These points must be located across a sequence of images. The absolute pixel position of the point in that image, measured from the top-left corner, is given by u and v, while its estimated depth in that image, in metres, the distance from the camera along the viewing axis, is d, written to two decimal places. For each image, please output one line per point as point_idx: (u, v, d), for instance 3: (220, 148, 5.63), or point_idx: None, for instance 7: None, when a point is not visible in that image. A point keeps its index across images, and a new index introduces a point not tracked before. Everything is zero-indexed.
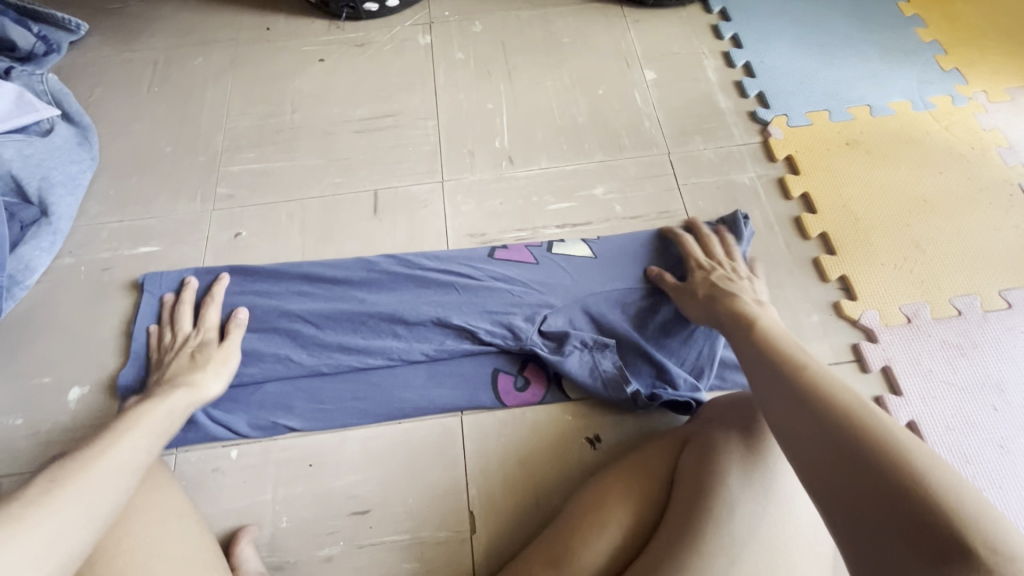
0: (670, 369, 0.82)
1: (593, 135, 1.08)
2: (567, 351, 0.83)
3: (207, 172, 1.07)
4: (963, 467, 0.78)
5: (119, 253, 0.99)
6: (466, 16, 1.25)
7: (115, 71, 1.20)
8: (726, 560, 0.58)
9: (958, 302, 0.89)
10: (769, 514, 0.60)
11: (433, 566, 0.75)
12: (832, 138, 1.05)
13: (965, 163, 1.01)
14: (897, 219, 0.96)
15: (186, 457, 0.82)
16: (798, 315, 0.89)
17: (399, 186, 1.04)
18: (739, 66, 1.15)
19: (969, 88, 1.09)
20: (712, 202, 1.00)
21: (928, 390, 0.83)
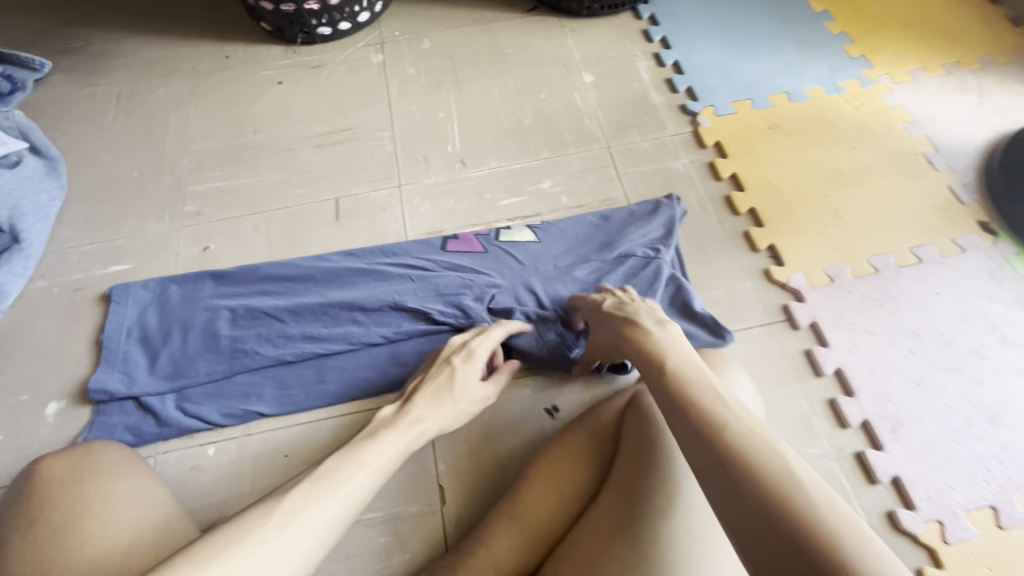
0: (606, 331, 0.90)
1: (538, 135, 1.16)
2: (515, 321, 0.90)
3: (173, 193, 1.13)
4: (887, 406, 0.85)
5: (91, 273, 1.03)
6: (415, 35, 1.34)
7: (80, 105, 1.25)
8: (664, 495, 0.64)
9: (875, 260, 0.98)
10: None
11: (407, 537, 0.80)
12: (754, 124, 1.14)
13: (876, 137, 1.11)
14: (817, 192, 1.05)
15: (165, 457, 0.86)
16: (733, 283, 0.97)
17: (359, 193, 1.11)
18: (668, 65, 1.25)
19: (875, 72, 1.21)
20: (650, 187, 1.09)
21: (852, 340, 0.91)
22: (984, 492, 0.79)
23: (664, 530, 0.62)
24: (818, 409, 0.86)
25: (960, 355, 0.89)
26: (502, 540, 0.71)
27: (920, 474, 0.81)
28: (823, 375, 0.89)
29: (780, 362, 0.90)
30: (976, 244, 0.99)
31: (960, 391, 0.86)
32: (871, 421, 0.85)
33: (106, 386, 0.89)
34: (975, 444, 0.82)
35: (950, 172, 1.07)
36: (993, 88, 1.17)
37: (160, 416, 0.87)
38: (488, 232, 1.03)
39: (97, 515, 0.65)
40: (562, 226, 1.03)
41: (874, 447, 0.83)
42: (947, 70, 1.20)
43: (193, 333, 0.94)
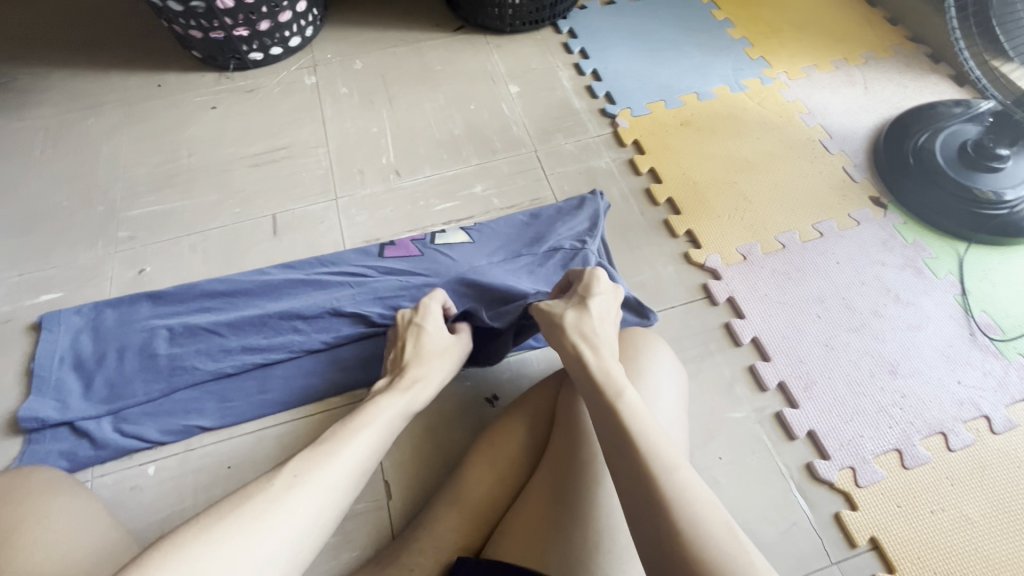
0: None
1: (469, 143, 1.22)
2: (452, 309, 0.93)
3: (106, 219, 1.12)
4: (800, 366, 0.92)
5: (20, 304, 1.02)
6: (346, 56, 1.39)
7: (5, 140, 1.24)
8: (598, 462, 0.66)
9: (782, 237, 1.06)
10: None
11: (353, 535, 0.81)
12: (668, 122, 1.23)
13: (777, 128, 1.22)
14: (728, 180, 1.14)
15: (104, 481, 0.85)
16: (656, 267, 1.04)
17: (296, 208, 1.13)
18: (588, 73, 1.33)
19: (773, 70, 1.32)
20: (576, 185, 1.15)
21: (765, 310, 0.98)
22: (889, 437, 0.86)
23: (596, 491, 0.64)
24: (739, 375, 0.93)
25: (861, 316, 0.97)
26: (445, 522, 0.72)
27: (833, 426, 0.87)
28: (741, 344, 0.95)
29: (702, 336, 0.96)
30: (868, 217, 1.09)
31: (863, 348, 0.94)
32: (786, 381, 0.91)
33: (37, 414, 0.88)
34: (879, 394, 0.89)
35: (843, 155, 1.18)
36: (876, 80, 1.30)
37: (96, 439, 0.86)
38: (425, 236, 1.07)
39: (29, 530, 0.66)
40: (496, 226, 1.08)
41: (790, 405, 0.89)
42: (836, 66, 1.33)
43: (129, 355, 0.93)
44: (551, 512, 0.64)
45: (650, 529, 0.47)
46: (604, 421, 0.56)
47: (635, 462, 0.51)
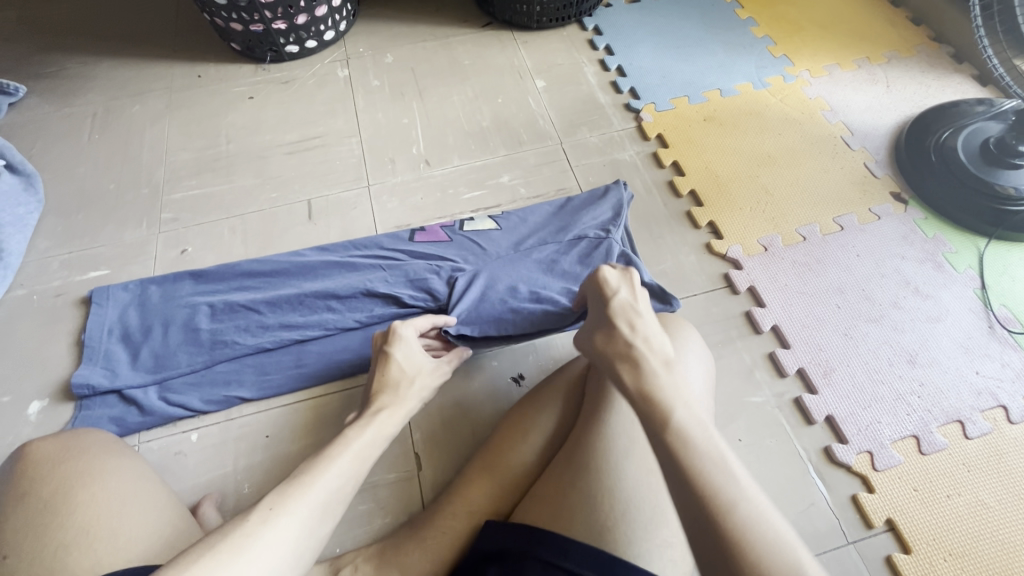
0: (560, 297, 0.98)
1: (496, 135, 1.26)
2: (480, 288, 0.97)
3: (150, 201, 1.18)
4: (819, 354, 0.94)
5: (71, 279, 1.07)
6: (378, 50, 1.43)
7: (56, 125, 1.30)
8: (628, 436, 0.68)
9: (803, 230, 1.08)
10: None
11: (386, 503, 0.84)
12: (692, 117, 1.26)
13: (799, 125, 1.24)
14: (750, 173, 1.16)
15: (150, 446, 0.90)
16: (678, 256, 1.07)
17: (330, 194, 1.17)
18: (613, 69, 1.36)
19: (796, 68, 1.34)
20: (600, 177, 1.18)
21: (786, 300, 1.00)
22: (907, 423, 0.88)
23: (622, 462, 0.66)
24: (759, 362, 0.95)
25: (880, 307, 0.99)
26: (477, 489, 0.76)
27: (851, 411, 0.89)
28: (761, 332, 0.98)
29: (723, 323, 0.99)
30: (889, 212, 1.10)
31: (882, 338, 0.96)
32: (806, 368, 0.93)
33: (88, 381, 0.93)
34: (897, 383, 0.91)
35: (865, 151, 1.19)
36: (899, 79, 1.32)
37: (143, 406, 0.91)
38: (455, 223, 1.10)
39: (87, 485, 0.67)
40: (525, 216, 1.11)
41: (810, 391, 0.92)
42: (858, 65, 1.35)
43: (174, 329, 0.98)
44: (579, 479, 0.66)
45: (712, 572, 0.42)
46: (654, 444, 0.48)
47: (691, 491, 0.45)
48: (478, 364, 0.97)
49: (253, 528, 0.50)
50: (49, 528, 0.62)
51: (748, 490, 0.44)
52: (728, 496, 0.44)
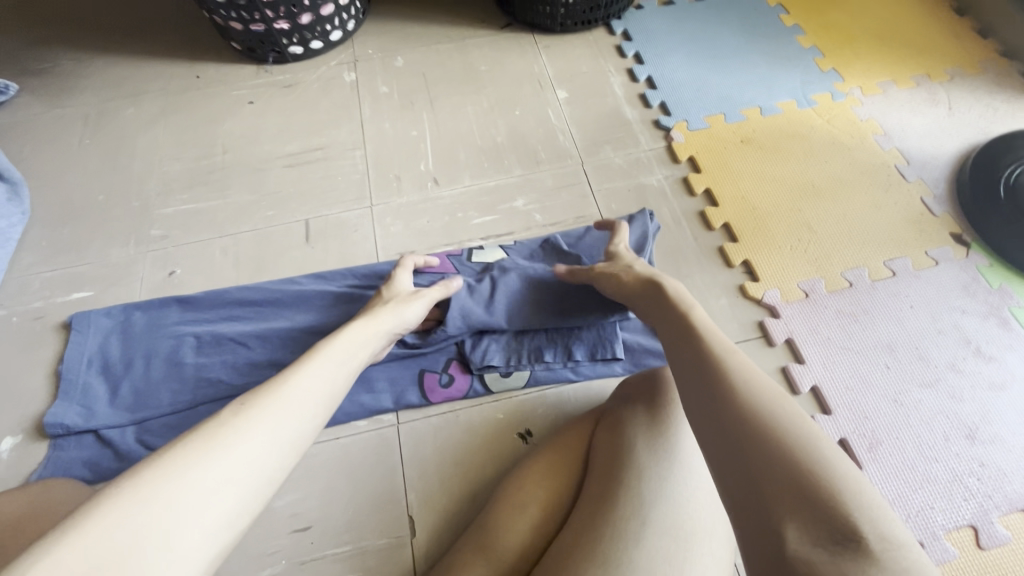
0: (574, 344, 0.90)
1: (512, 152, 1.15)
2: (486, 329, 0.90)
3: (140, 215, 1.10)
4: (864, 423, 0.84)
5: (53, 300, 1.01)
6: (388, 53, 1.33)
7: (47, 127, 1.23)
8: (638, 519, 0.58)
9: (849, 274, 0.97)
10: (674, 476, 0.61)
11: (375, 572, 0.77)
12: (728, 138, 1.14)
13: (848, 150, 1.12)
14: (791, 206, 1.05)
15: None
16: (708, 299, 0.96)
17: (330, 214, 1.09)
18: (642, 80, 1.25)
19: (846, 85, 1.21)
20: (624, 204, 1.08)
21: (827, 356, 0.90)
22: (963, 510, 0.77)
23: (634, 555, 0.56)
24: None
25: (935, 369, 0.88)
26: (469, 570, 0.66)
27: (899, 493, 0.79)
28: (799, 393, 0.87)
29: None
30: (948, 256, 0.98)
31: (937, 406, 0.85)
32: (848, 439, 0.83)
33: (63, 420, 0.86)
34: (953, 461, 0.81)
35: (922, 184, 1.07)
36: (963, 100, 1.18)
37: (119, 450, 0.85)
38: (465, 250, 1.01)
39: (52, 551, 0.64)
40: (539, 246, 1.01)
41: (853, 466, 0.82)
42: (917, 82, 1.21)
43: (156, 362, 0.91)
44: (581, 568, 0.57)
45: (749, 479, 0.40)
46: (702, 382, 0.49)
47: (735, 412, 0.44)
48: (482, 415, 0.88)
49: (226, 418, 0.43)
50: None
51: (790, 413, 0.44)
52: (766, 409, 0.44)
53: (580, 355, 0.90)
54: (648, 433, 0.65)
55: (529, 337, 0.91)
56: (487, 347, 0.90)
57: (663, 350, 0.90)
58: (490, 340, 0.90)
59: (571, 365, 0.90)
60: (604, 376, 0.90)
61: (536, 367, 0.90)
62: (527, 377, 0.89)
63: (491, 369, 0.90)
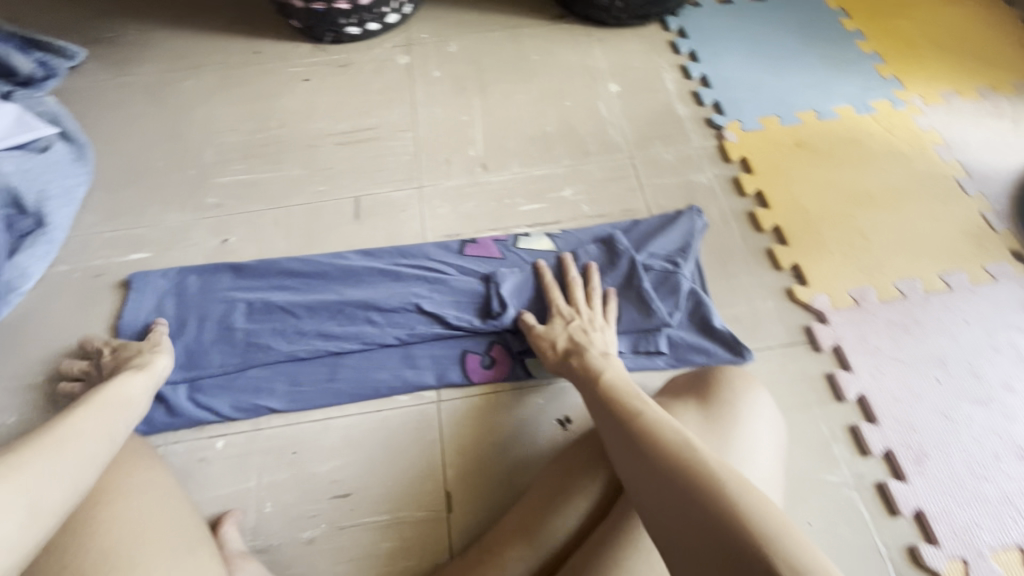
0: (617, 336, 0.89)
1: (561, 143, 1.15)
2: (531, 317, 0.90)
3: (197, 183, 1.14)
4: (911, 436, 0.83)
5: (112, 260, 1.05)
6: (442, 38, 1.34)
7: (111, 94, 1.27)
8: None
9: (901, 284, 0.95)
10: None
11: (411, 543, 0.79)
12: (781, 140, 1.13)
13: (906, 159, 1.09)
14: (844, 212, 1.03)
15: (174, 448, 0.86)
16: (754, 300, 0.96)
17: (379, 193, 1.10)
18: (695, 77, 1.24)
19: (907, 93, 1.18)
20: (672, 200, 1.07)
21: (875, 366, 0.88)
22: (1011, 531, 0.76)
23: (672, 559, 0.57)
24: (839, 435, 0.84)
25: (988, 387, 0.86)
26: (511, 553, 0.68)
27: (945, 508, 0.77)
28: (844, 401, 0.86)
29: (800, 384, 0.88)
30: (1008, 273, 0.96)
31: (988, 424, 0.83)
32: (894, 450, 0.82)
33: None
34: (1003, 481, 0.79)
35: (982, 198, 1.04)
36: None
37: (171, 406, 0.88)
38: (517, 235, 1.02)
39: (111, 502, 0.67)
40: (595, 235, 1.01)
41: (896, 477, 0.80)
42: (982, 94, 1.18)
43: (209, 324, 0.94)
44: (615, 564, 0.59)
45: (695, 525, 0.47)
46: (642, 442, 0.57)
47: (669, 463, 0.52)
48: (522, 399, 0.89)
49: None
50: (73, 551, 0.63)
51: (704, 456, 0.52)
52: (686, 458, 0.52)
53: (623, 347, 0.89)
54: (700, 429, 0.66)
55: None
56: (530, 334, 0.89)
57: (707, 347, 0.89)
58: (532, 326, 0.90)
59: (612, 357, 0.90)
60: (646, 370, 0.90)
61: None
62: None
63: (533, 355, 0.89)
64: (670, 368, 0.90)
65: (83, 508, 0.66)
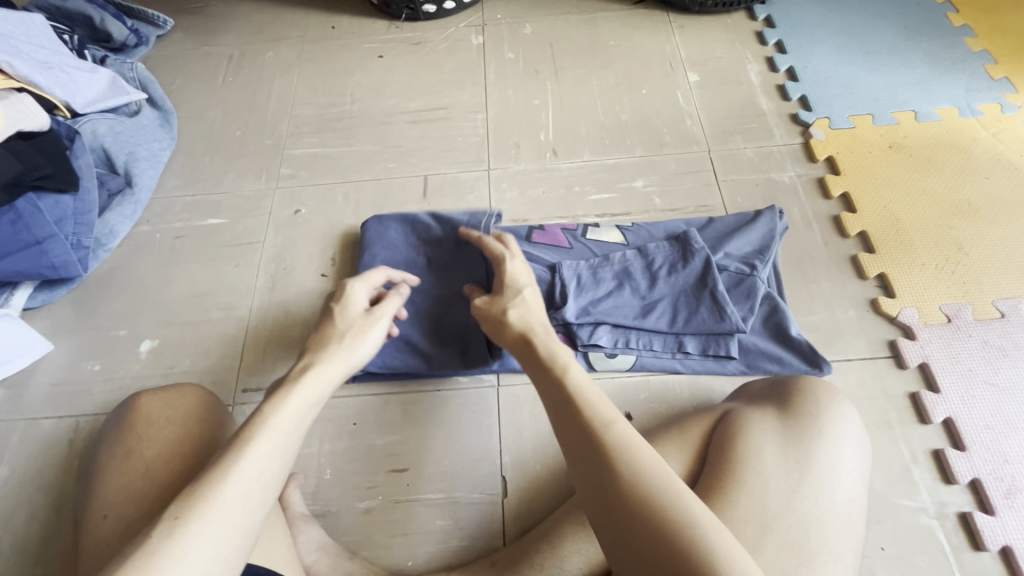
0: (687, 336, 0.87)
1: (635, 133, 1.12)
2: (597, 311, 0.87)
3: (272, 153, 1.16)
4: (1003, 466, 0.77)
5: (191, 223, 1.09)
6: (517, 19, 1.32)
7: (195, 63, 1.31)
8: (759, 529, 0.57)
9: (1001, 304, 0.88)
10: (805, 489, 0.60)
11: (464, 524, 0.79)
12: (874, 141, 1.06)
13: (1015, 169, 1.01)
14: (940, 222, 0.96)
15: (243, 408, 0.89)
16: (834, 309, 0.90)
17: (447, 173, 1.10)
18: (782, 70, 1.17)
19: (1020, 96, 1.09)
20: (750, 198, 1.02)
21: (967, 389, 0.82)
22: None
23: None
24: (920, 458, 0.79)
25: None
26: (570, 544, 0.67)
27: None
28: (930, 423, 0.81)
29: (881, 401, 0.83)
30: None
31: None
32: (982, 480, 0.76)
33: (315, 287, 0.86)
34: None
35: None
36: None
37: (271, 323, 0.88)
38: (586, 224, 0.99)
39: (184, 455, 0.67)
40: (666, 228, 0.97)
41: (983, 510, 0.75)
42: None
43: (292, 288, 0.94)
44: None
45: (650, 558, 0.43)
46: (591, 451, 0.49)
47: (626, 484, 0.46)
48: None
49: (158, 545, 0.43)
50: (149, 496, 0.63)
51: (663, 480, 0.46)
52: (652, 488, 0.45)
53: (692, 348, 0.86)
54: (779, 440, 0.63)
55: (642, 321, 0.87)
56: (596, 326, 0.87)
57: (781, 355, 0.85)
58: (598, 321, 0.87)
59: (679, 357, 0.87)
60: (712, 373, 0.87)
61: (644, 352, 0.87)
62: (632, 361, 0.87)
63: (596, 348, 0.87)
64: (743, 373, 0.86)
65: (158, 459, 0.66)
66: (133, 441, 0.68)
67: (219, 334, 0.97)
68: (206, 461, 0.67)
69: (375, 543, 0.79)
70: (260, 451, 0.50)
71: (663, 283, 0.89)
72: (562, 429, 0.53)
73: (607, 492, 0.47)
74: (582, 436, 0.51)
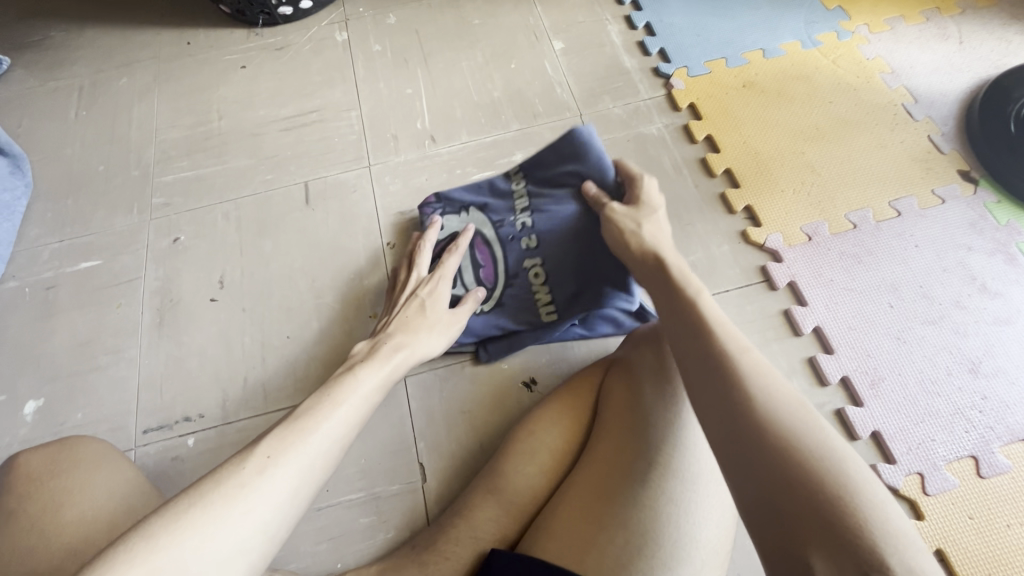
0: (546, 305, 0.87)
1: (509, 107, 1.13)
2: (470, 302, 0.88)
3: (142, 183, 1.11)
4: (867, 361, 0.85)
5: (62, 271, 1.03)
6: (379, 10, 1.30)
7: (43, 101, 1.23)
8: (646, 463, 0.61)
9: (853, 216, 0.96)
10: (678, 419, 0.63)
11: (388, 516, 0.80)
12: (728, 83, 1.12)
13: (853, 90, 1.09)
14: (794, 150, 1.03)
15: (146, 450, 0.86)
16: (709, 246, 0.96)
17: (328, 175, 1.09)
18: (640, 27, 1.21)
19: (852, 23, 1.17)
20: (624, 154, 1.06)
21: (831, 298, 0.90)
22: (965, 442, 0.79)
23: (620, 514, 0.59)
24: (797, 368, 0.86)
25: (940, 307, 0.88)
26: (482, 513, 0.71)
27: (901, 427, 0.80)
28: (802, 334, 0.88)
29: (759, 323, 0.89)
30: (955, 194, 0.97)
31: (940, 342, 0.85)
32: (850, 377, 0.84)
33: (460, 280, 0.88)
34: (956, 395, 0.82)
35: (930, 122, 1.04)
36: (975, 33, 1.13)
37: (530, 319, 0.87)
38: (442, 207, 0.96)
39: (73, 503, 0.64)
40: (577, 150, 0.83)
41: (854, 403, 0.83)
42: (927, 17, 1.16)
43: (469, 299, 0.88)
44: (578, 523, 0.61)
45: (776, 503, 0.41)
46: (733, 396, 0.48)
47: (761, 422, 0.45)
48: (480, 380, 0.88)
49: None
50: (37, 550, 0.61)
51: (795, 415, 0.45)
52: (780, 433, 0.44)
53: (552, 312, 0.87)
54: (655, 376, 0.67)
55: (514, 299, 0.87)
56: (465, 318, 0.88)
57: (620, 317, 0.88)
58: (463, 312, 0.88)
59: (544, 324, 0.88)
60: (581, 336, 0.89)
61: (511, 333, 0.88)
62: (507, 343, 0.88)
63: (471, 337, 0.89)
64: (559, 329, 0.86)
65: (44, 513, 0.63)
66: (13, 502, 0.64)
67: (109, 380, 0.92)
68: (102, 502, 0.66)
69: (301, 554, 0.79)
70: (287, 471, 0.49)
71: (536, 236, 0.87)
72: (697, 375, 0.52)
73: (735, 436, 0.45)
74: (716, 377, 0.50)
